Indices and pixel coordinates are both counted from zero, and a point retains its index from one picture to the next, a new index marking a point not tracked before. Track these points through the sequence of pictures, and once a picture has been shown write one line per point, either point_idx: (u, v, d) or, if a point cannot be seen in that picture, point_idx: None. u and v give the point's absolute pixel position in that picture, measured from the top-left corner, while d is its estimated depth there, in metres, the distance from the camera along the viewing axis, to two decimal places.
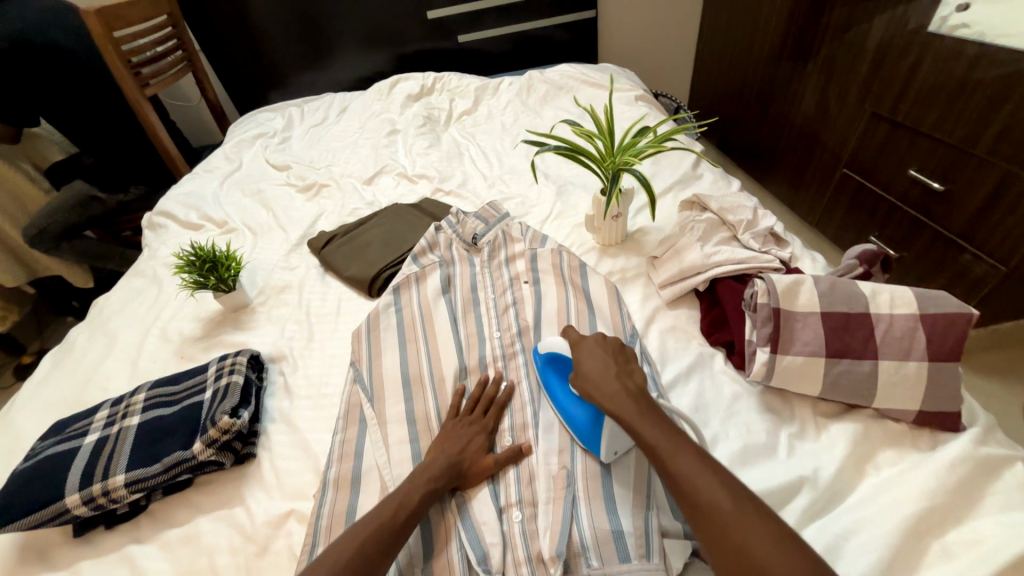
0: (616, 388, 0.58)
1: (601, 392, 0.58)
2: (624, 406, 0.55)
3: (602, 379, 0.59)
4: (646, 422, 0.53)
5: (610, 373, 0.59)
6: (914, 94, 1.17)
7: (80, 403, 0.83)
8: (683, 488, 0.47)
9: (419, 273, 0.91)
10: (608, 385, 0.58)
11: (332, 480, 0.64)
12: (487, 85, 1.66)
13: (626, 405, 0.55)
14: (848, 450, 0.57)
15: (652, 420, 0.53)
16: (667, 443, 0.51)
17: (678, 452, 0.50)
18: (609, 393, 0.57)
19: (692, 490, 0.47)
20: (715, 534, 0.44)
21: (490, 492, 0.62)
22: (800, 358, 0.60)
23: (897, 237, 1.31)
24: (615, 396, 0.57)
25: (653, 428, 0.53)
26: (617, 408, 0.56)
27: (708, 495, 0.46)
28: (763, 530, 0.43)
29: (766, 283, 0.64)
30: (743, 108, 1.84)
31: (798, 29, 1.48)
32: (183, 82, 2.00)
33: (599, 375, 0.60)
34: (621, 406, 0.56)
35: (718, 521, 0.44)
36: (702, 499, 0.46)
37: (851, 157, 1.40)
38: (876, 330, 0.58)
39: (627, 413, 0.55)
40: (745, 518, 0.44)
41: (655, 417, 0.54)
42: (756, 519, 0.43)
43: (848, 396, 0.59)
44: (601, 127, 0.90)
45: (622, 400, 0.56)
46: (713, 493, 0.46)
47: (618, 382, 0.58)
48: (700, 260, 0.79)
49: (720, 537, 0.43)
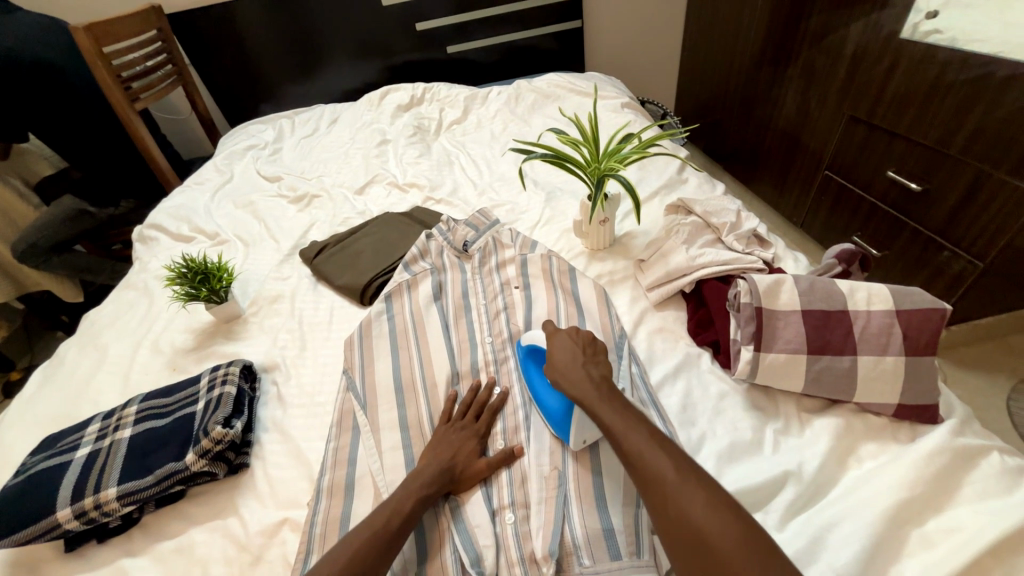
0: (581, 375, 0.60)
1: (567, 379, 0.60)
2: (586, 390, 0.58)
3: (568, 367, 0.61)
4: (605, 404, 0.56)
5: (576, 361, 0.62)
6: (889, 97, 1.20)
7: (71, 417, 0.83)
8: (633, 462, 0.49)
9: (411, 280, 0.92)
10: (574, 371, 0.61)
11: (326, 487, 0.64)
12: (476, 94, 1.69)
13: (587, 390, 0.58)
14: (832, 444, 0.58)
15: (612, 404, 0.56)
16: (621, 422, 0.53)
17: (630, 429, 0.52)
18: (573, 380, 0.60)
19: (640, 463, 0.49)
20: (660, 501, 0.46)
21: (483, 494, 0.62)
22: (783, 356, 0.61)
23: (879, 237, 1.34)
24: (579, 382, 0.59)
25: (611, 410, 0.55)
26: (579, 392, 0.58)
27: (654, 466, 0.48)
28: (704, 496, 0.45)
29: (748, 283, 0.66)
30: (727, 113, 1.88)
31: (778, 36, 1.52)
32: (174, 96, 2.01)
33: (567, 364, 0.62)
34: (582, 390, 0.58)
35: (662, 489, 0.46)
36: (650, 469, 0.48)
37: (832, 160, 1.44)
38: (854, 327, 0.60)
39: (587, 395, 0.57)
40: (688, 486, 0.46)
41: (615, 402, 0.56)
42: (698, 486, 0.45)
43: (830, 393, 0.61)
44: (587, 134, 0.92)
45: (584, 385, 0.58)
46: (659, 463, 0.48)
47: (583, 369, 0.61)
48: (686, 261, 0.81)
49: (666, 507, 0.45)
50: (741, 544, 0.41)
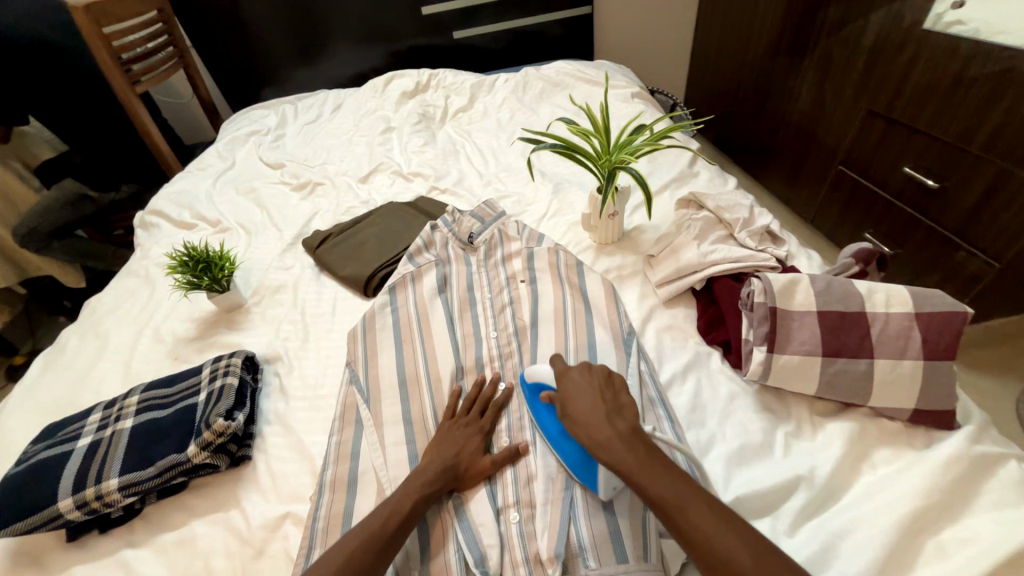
0: (609, 433, 0.54)
1: (595, 440, 0.54)
2: (620, 453, 0.52)
3: (591, 421, 0.55)
4: (647, 472, 0.50)
5: (599, 414, 0.56)
6: (909, 90, 1.17)
7: (73, 404, 0.83)
8: (699, 549, 0.44)
9: (415, 272, 0.90)
10: (601, 431, 0.54)
11: (329, 481, 0.64)
12: (483, 81, 1.65)
13: (621, 454, 0.52)
14: (844, 449, 0.57)
15: (652, 467, 0.50)
16: (674, 497, 0.47)
17: (684, 505, 0.47)
18: (603, 442, 0.53)
19: (709, 551, 0.44)
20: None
21: (487, 492, 0.62)
22: (797, 357, 0.60)
23: (893, 234, 1.31)
24: (607, 440, 0.53)
25: (657, 480, 0.49)
26: (614, 459, 0.52)
27: (727, 555, 0.43)
28: None
29: (762, 283, 0.64)
30: (738, 105, 1.84)
31: (794, 25, 1.48)
32: (175, 79, 1.98)
33: (590, 417, 0.56)
34: (618, 455, 0.52)
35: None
36: (723, 559, 0.43)
37: (847, 154, 1.40)
38: (872, 329, 0.58)
39: (626, 463, 0.51)
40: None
41: (658, 468, 0.50)
42: (778, 571, 0.41)
43: (844, 396, 0.59)
44: (597, 125, 0.89)
45: (619, 449, 0.52)
46: (732, 551, 0.43)
47: (610, 424, 0.54)
48: (697, 258, 0.79)
49: None
50: None
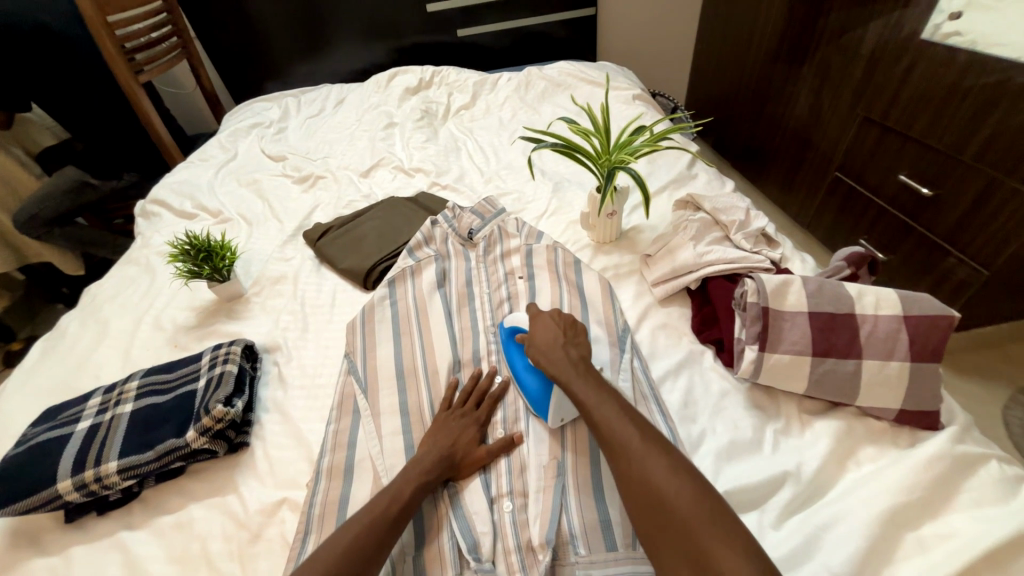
0: (559, 354, 0.64)
1: (547, 359, 0.65)
2: (563, 368, 0.62)
3: (547, 346, 0.66)
4: (579, 381, 0.60)
5: (556, 342, 0.66)
6: (905, 99, 1.19)
7: (72, 389, 0.83)
8: (603, 434, 0.54)
9: (415, 266, 0.92)
10: (553, 352, 0.65)
11: (326, 468, 0.65)
12: (485, 80, 1.66)
13: (565, 369, 0.62)
14: (831, 446, 0.58)
15: (587, 380, 0.60)
16: (594, 397, 0.58)
17: (602, 403, 0.57)
18: (552, 359, 0.64)
19: (610, 435, 0.53)
20: (625, 467, 0.50)
21: (482, 482, 0.63)
22: (788, 356, 0.61)
23: (886, 240, 1.33)
24: (558, 362, 0.63)
25: (585, 386, 0.59)
26: (557, 371, 0.63)
27: (622, 436, 0.52)
28: (668, 465, 0.49)
29: (756, 283, 0.65)
30: (738, 109, 1.86)
31: (795, 32, 1.49)
32: (178, 69, 1.98)
33: (548, 344, 0.66)
34: (560, 369, 0.63)
35: (626, 455, 0.51)
36: (618, 439, 0.52)
37: (843, 161, 1.42)
38: (861, 331, 0.60)
39: (565, 374, 0.62)
40: (651, 455, 0.50)
41: (589, 380, 0.60)
42: (662, 456, 0.50)
43: (833, 395, 0.60)
44: (598, 124, 0.90)
45: (562, 365, 0.63)
46: (627, 434, 0.52)
47: (562, 350, 0.65)
48: (692, 258, 0.80)
49: (629, 472, 0.50)
50: (698, 509, 0.45)
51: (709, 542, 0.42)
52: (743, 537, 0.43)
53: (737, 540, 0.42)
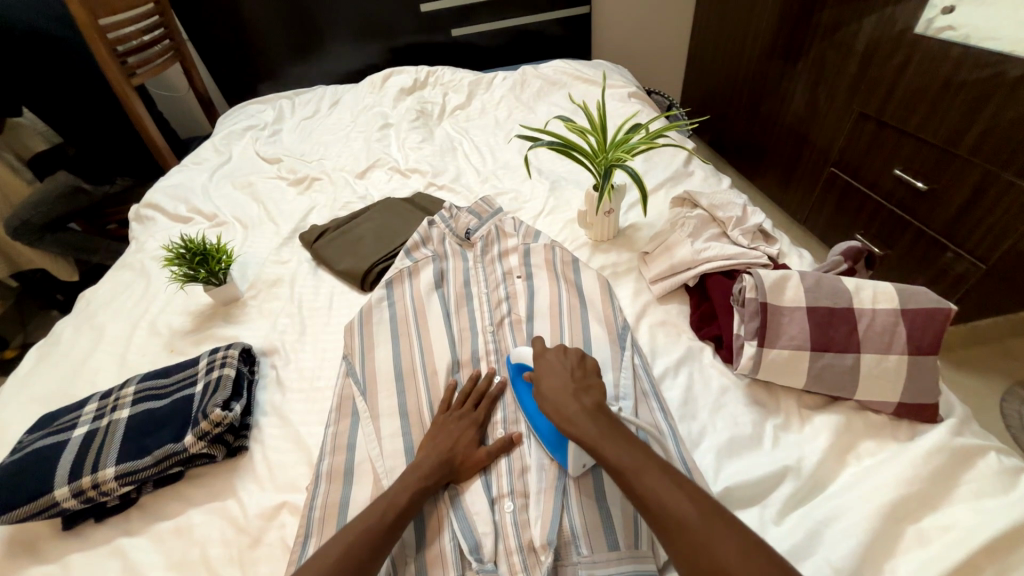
0: (575, 408, 0.57)
1: (561, 415, 0.57)
2: (584, 426, 0.55)
3: (560, 399, 0.59)
4: (609, 444, 0.53)
5: (568, 391, 0.59)
6: (900, 94, 1.19)
7: (67, 395, 0.83)
8: (654, 512, 0.47)
9: (412, 267, 0.91)
10: (568, 406, 0.57)
11: (325, 472, 0.65)
12: (481, 79, 1.66)
13: (586, 426, 0.55)
14: (832, 441, 0.58)
15: (612, 438, 0.53)
16: (632, 462, 0.51)
17: (642, 471, 0.50)
18: (567, 415, 0.57)
19: (663, 513, 0.47)
20: (692, 555, 0.44)
21: (482, 483, 0.63)
22: (786, 351, 0.61)
23: (883, 235, 1.34)
24: (576, 417, 0.56)
25: (618, 449, 0.52)
26: (579, 431, 0.55)
27: (679, 515, 0.46)
28: (735, 540, 0.43)
29: (754, 279, 0.65)
30: (733, 106, 1.86)
31: (789, 28, 1.50)
32: (172, 73, 1.97)
33: (558, 395, 0.59)
34: (583, 428, 0.55)
35: (686, 535, 0.44)
36: (676, 519, 0.46)
37: (839, 156, 1.43)
38: (859, 325, 0.59)
39: (590, 437, 0.54)
40: (713, 530, 0.44)
41: (617, 438, 0.53)
42: (727, 531, 0.44)
43: (832, 389, 0.60)
44: (594, 122, 0.89)
45: (584, 423, 0.55)
46: (683, 512, 0.46)
47: (576, 400, 0.58)
48: (690, 255, 0.80)
49: (694, 556, 0.43)
50: None
51: None
52: None
53: None
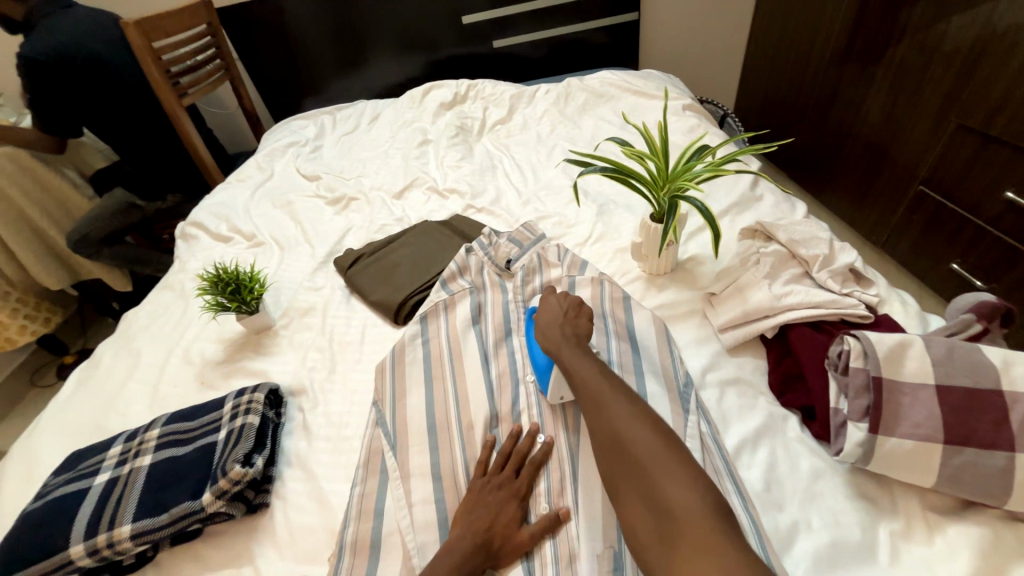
0: (553, 325, 0.67)
1: (541, 329, 0.68)
2: (553, 336, 0.65)
3: (544, 319, 0.69)
4: (566, 348, 0.63)
5: (556, 315, 0.69)
6: (1014, 104, 1.02)
7: (99, 428, 0.81)
8: (582, 391, 0.57)
9: (448, 300, 0.85)
10: (547, 323, 0.68)
11: (350, 542, 0.58)
12: (522, 93, 1.59)
13: (554, 337, 0.65)
14: (976, 563, 0.45)
15: (573, 347, 0.63)
16: (577, 359, 0.61)
17: (584, 366, 0.60)
18: (543, 328, 0.68)
19: (586, 390, 0.57)
20: (597, 419, 0.53)
21: (525, 571, 0.54)
22: (909, 442, 0.48)
23: (988, 266, 1.15)
24: (552, 337, 0.66)
25: (570, 349, 0.63)
26: (546, 337, 0.66)
27: (598, 392, 0.56)
28: (635, 415, 0.52)
29: (861, 343, 0.53)
30: (796, 116, 1.70)
31: (868, 30, 1.34)
32: (222, 90, 2.02)
33: (545, 318, 0.69)
34: (551, 337, 0.65)
35: (598, 406, 0.54)
36: (593, 393, 0.56)
37: (930, 174, 1.25)
38: (1011, 414, 0.46)
39: (554, 343, 0.65)
40: (622, 406, 0.53)
41: (574, 344, 0.63)
42: (631, 408, 0.53)
43: (973, 495, 0.47)
44: (653, 146, 0.79)
45: (553, 334, 0.66)
46: (602, 390, 0.56)
47: (556, 321, 0.68)
48: (768, 301, 0.68)
49: (600, 423, 0.53)
50: (658, 452, 0.48)
51: (660, 479, 0.46)
52: (697, 479, 0.46)
53: (690, 482, 0.45)
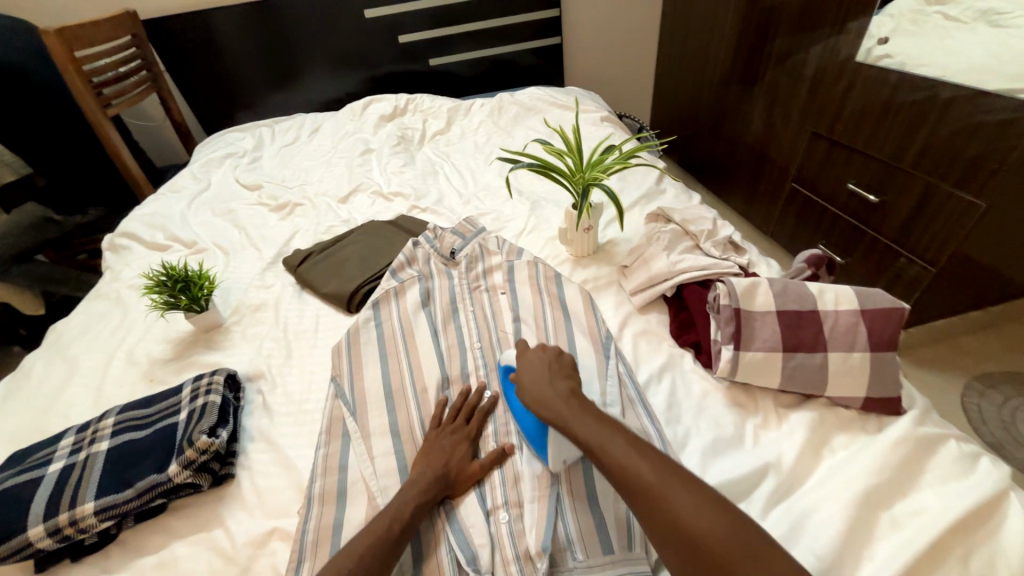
0: (548, 391, 0.61)
1: (536, 400, 0.61)
2: (557, 407, 0.59)
3: (536, 384, 0.62)
4: (580, 422, 0.56)
5: (543, 378, 0.63)
6: (847, 115, 1.30)
7: (38, 431, 0.79)
8: (620, 476, 0.51)
9: (398, 287, 0.93)
10: (544, 392, 0.61)
11: (317, 494, 0.64)
12: (459, 106, 1.71)
13: (559, 408, 0.59)
14: (807, 436, 0.61)
15: (583, 416, 0.57)
16: (598, 434, 0.55)
17: (606, 440, 0.54)
18: (540, 398, 0.61)
19: (626, 475, 0.50)
20: (653, 510, 0.47)
21: (477, 496, 0.63)
22: (760, 354, 0.65)
23: (843, 244, 1.42)
24: (547, 399, 0.60)
25: (583, 423, 0.56)
26: (551, 411, 0.59)
27: (642, 477, 0.49)
28: (695, 498, 0.47)
29: (727, 286, 0.69)
30: (698, 127, 1.98)
31: (744, 57, 1.62)
32: (147, 103, 1.96)
33: (535, 381, 0.63)
34: (556, 410, 0.59)
35: (649, 495, 0.48)
36: (637, 478, 0.49)
37: (798, 172, 1.52)
38: (824, 325, 0.64)
39: (563, 417, 0.57)
40: (675, 490, 0.48)
41: (586, 415, 0.57)
42: (688, 490, 0.48)
43: (804, 387, 0.64)
44: (570, 145, 0.94)
45: (557, 404, 0.59)
46: (644, 473, 0.50)
47: (551, 385, 0.62)
48: (667, 267, 0.84)
49: (657, 514, 0.47)
50: (740, 545, 0.43)
51: None
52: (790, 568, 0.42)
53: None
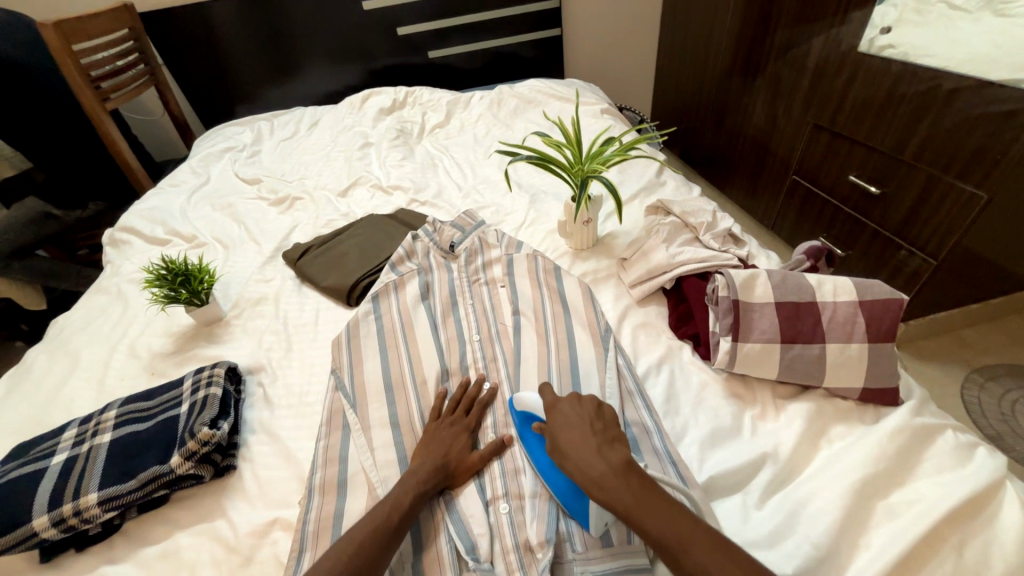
0: (601, 468, 0.52)
1: (589, 480, 0.52)
2: (617, 492, 0.50)
3: (584, 457, 0.53)
4: (649, 512, 0.48)
5: (590, 449, 0.54)
6: (849, 106, 1.28)
7: (41, 424, 0.80)
8: None
9: (398, 281, 0.93)
10: (596, 468, 0.52)
11: (318, 485, 0.64)
12: (459, 99, 1.70)
13: (620, 494, 0.50)
14: (804, 426, 0.62)
15: (649, 504, 0.48)
16: (673, 533, 0.46)
17: (682, 539, 0.46)
18: (593, 477, 0.52)
19: None
20: None
21: (477, 486, 0.64)
22: (758, 345, 0.65)
23: (843, 237, 1.42)
24: (600, 477, 0.51)
25: (653, 516, 0.47)
26: (610, 497, 0.50)
27: None
28: None
29: (725, 278, 0.69)
30: (700, 120, 1.97)
31: (746, 48, 1.60)
32: (145, 97, 1.96)
33: (582, 452, 0.54)
34: (615, 494, 0.50)
35: None
36: None
37: (799, 165, 1.51)
38: (823, 316, 0.64)
39: (626, 505, 0.49)
40: None
41: (655, 503, 0.48)
42: None
43: (802, 378, 0.64)
44: (569, 137, 0.93)
45: (617, 488, 0.50)
46: None
47: (602, 459, 0.53)
48: (666, 260, 0.84)
49: None
50: None
51: None
52: None
53: None
